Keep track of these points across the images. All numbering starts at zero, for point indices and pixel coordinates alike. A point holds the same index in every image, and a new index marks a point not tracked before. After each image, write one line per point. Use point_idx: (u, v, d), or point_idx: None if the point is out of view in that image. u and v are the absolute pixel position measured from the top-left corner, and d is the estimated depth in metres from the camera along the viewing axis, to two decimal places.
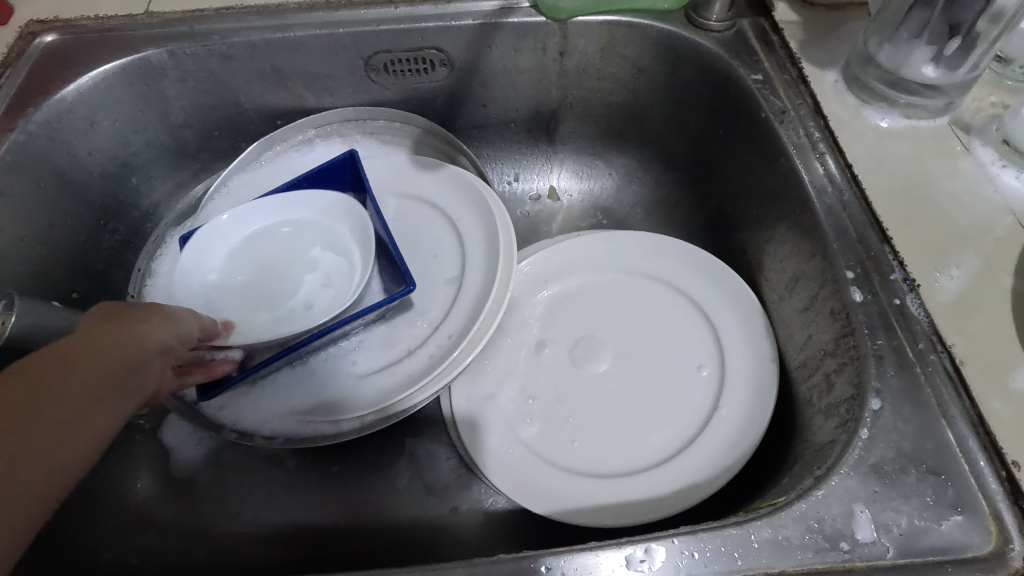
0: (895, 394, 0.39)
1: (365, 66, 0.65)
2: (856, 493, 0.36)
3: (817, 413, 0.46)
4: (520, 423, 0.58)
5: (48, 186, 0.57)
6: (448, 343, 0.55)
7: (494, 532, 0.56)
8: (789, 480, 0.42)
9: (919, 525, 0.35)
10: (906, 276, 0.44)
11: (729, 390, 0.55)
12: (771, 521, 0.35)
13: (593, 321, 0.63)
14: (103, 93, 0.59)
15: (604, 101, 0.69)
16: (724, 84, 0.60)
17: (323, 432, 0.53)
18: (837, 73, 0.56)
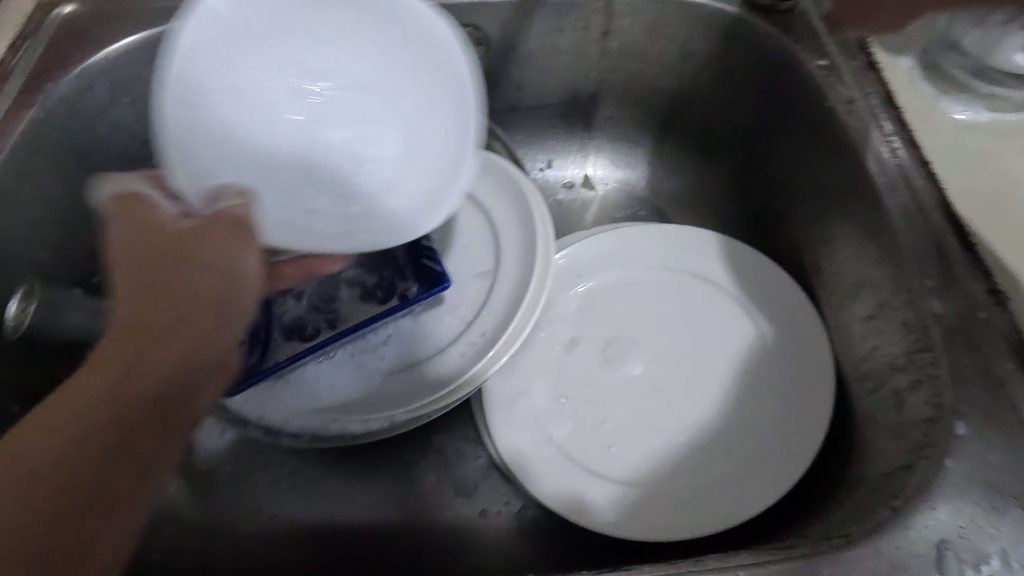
0: (982, 418, 0.36)
1: None
2: (940, 529, 0.33)
3: (886, 432, 0.42)
4: (552, 421, 0.54)
5: (67, 167, 0.54)
6: (481, 342, 0.52)
7: (526, 538, 0.54)
8: (856, 506, 0.39)
9: (1015, 567, 0.32)
10: (992, 288, 0.40)
11: (782, 399, 0.52)
12: (845, 558, 0.33)
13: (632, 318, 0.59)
14: (124, 68, 0.56)
15: (648, 85, 0.65)
16: (783, 68, 0.55)
17: (351, 431, 0.50)
18: (912, 58, 0.52)
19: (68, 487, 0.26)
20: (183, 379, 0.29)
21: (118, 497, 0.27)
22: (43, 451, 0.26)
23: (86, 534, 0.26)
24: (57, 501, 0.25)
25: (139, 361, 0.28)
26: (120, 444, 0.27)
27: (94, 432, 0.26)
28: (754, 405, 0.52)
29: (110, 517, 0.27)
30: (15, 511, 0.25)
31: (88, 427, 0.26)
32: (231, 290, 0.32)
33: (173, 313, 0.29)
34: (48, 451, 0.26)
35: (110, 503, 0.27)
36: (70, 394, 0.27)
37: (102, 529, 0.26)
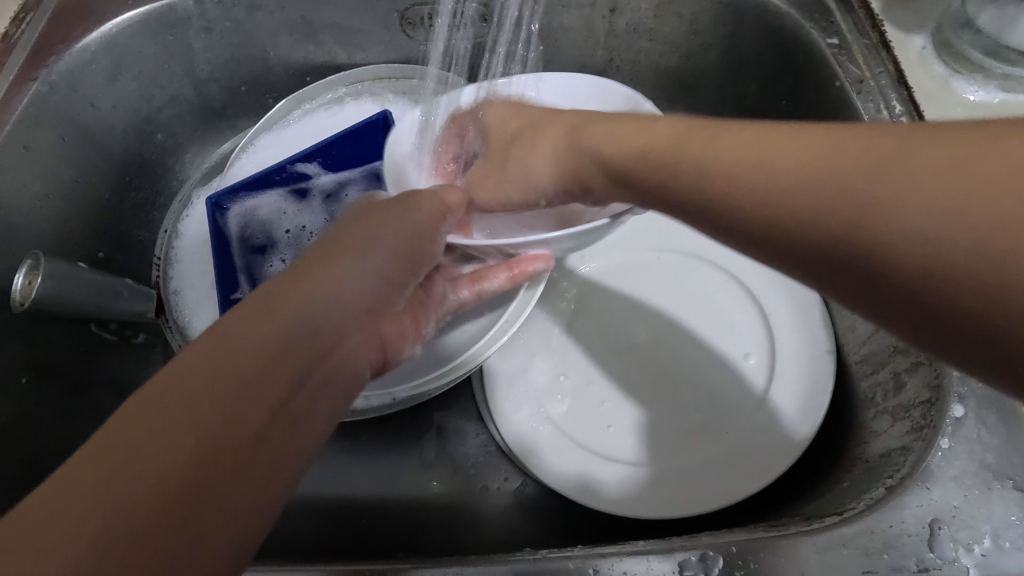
0: (980, 401, 0.36)
1: (400, 20, 0.61)
2: (933, 508, 0.33)
3: (883, 414, 0.43)
4: (551, 399, 0.54)
5: (73, 142, 0.55)
6: (482, 320, 0.52)
7: (525, 514, 0.55)
8: (850, 487, 0.39)
9: (1005, 547, 0.32)
10: None
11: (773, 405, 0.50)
12: (835, 534, 0.33)
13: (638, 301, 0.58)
14: (126, 43, 0.56)
15: (654, 64, 0.64)
16: (791, 47, 0.54)
17: (352, 406, 0.50)
18: (924, 37, 0.52)
19: (214, 423, 0.24)
20: (319, 346, 0.29)
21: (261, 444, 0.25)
22: (207, 392, 0.24)
23: (219, 471, 0.23)
24: (207, 436, 0.23)
25: (297, 323, 0.28)
26: (260, 387, 0.26)
27: (235, 379, 0.25)
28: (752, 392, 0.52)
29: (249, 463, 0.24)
30: (138, 436, 0.22)
31: (241, 370, 0.25)
32: (376, 289, 0.33)
33: (316, 292, 0.30)
34: (199, 386, 0.24)
35: (262, 449, 0.25)
36: (235, 337, 0.26)
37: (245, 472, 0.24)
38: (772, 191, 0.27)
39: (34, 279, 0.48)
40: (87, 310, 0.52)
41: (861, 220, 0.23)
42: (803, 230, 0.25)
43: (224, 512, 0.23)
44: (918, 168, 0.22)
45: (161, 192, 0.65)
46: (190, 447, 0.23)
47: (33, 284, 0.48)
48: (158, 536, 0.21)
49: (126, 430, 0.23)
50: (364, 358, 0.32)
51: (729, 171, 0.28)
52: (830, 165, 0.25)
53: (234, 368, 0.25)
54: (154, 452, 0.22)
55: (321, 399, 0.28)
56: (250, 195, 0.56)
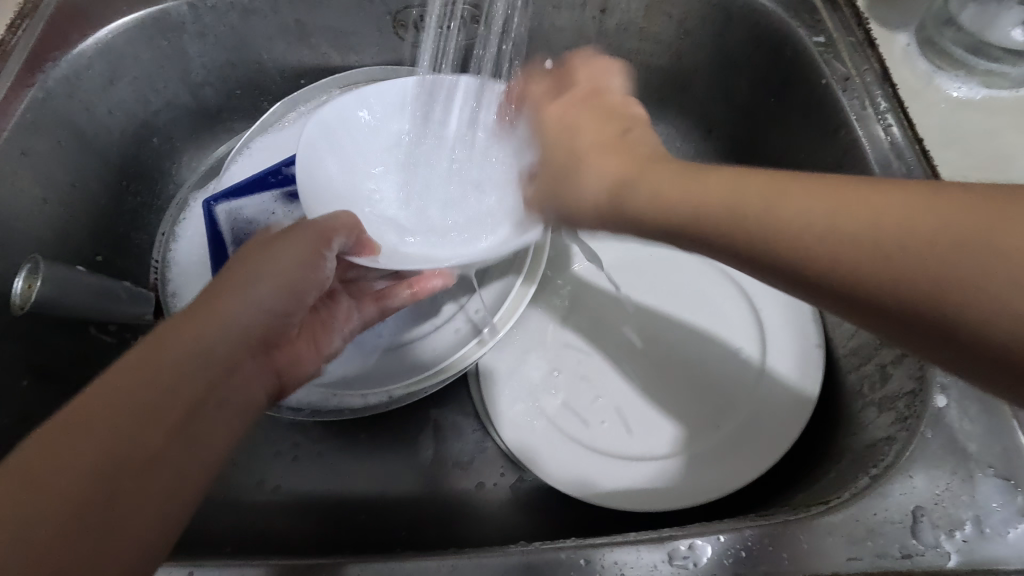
0: (962, 391, 0.37)
1: (393, 22, 0.61)
2: (916, 496, 0.34)
3: (870, 405, 0.43)
4: (545, 395, 0.55)
5: (70, 146, 0.55)
6: (477, 318, 0.53)
7: (521, 509, 0.56)
8: (838, 477, 0.40)
9: (986, 533, 0.33)
10: None
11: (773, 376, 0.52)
12: (821, 522, 0.34)
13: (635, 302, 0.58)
14: (122, 48, 0.56)
15: (645, 63, 0.64)
16: (780, 45, 0.55)
17: (350, 405, 0.51)
18: (909, 35, 0.52)
19: (112, 459, 0.28)
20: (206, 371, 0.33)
21: (152, 465, 0.30)
22: (104, 430, 0.29)
23: (109, 498, 0.28)
24: (103, 467, 0.28)
25: (195, 352, 0.33)
26: (152, 407, 0.30)
27: (130, 418, 0.30)
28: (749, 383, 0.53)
29: (145, 487, 0.29)
30: (36, 475, 0.27)
31: (136, 410, 0.30)
32: (266, 317, 0.37)
33: (204, 325, 0.34)
34: (96, 425, 0.29)
35: (157, 471, 0.30)
36: (146, 368, 0.31)
37: (146, 490, 0.29)
38: (843, 251, 0.28)
39: (34, 282, 0.48)
40: (85, 313, 0.52)
41: (938, 285, 0.25)
42: (883, 289, 0.27)
43: (126, 524, 0.28)
44: (1000, 238, 0.24)
45: (158, 195, 0.65)
46: (81, 486, 0.28)
47: (32, 288, 0.48)
48: (76, 537, 0.27)
49: (31, 468, 0.27)
50: (240, 386, 0.36)
51: (793, 227, 0.29)
52: (892, 222, 0.27)
53: (135, 409, 0.30)
54: (79, 469, 0.28)
55: (213, 418, 0.33)
56: (241, 197, 0.56)
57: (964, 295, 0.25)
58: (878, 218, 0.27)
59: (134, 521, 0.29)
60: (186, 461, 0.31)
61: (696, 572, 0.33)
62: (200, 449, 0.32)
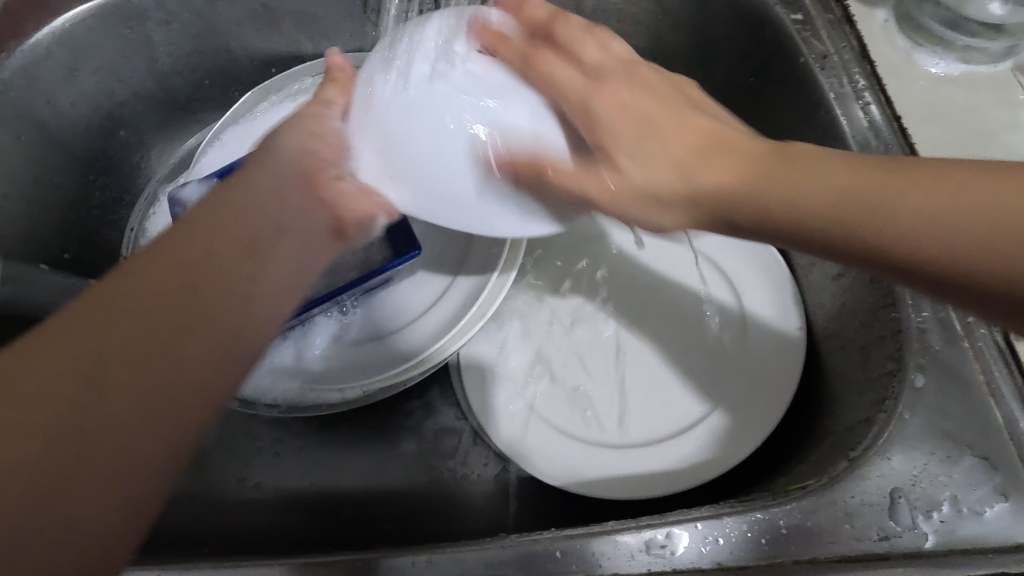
0: (939, 370, 0.37)
1: (363, 7, 0.60)
2: (894, 478, 0.34)
3: (850, 387, 0.43)
4: (528, 384, 0.54)
5: (31, 140, 0.54)
6: (455, 309, 0.52)
7: (506, 499, 0.55)
8: (819, 460, 0.40)
9: (964, 513, 0.33)
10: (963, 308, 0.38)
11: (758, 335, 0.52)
12: (801, 506, 0.33)
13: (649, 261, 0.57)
14: (83, 38, 0.54)
15: None
16: (756, 23, 0.53)
17: (327, 400, 0.50)
18: (887, 11, 0.52)
19: (97, 339, 0.26)
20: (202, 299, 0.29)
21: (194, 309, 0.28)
22: (122, 311, 0.27)
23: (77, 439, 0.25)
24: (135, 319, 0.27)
25: (240, 284, 0.30)
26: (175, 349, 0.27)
27: (140, 299, 0.28)
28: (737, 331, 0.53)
29: (137, 365, 0.27)
30: (26, 372, 0.25)
31: (145, 285, 0.28)
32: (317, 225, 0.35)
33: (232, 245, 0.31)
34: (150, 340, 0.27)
35: (215, 318, 0.29)
36: (126, 297, 0.28)
37: (185, 343, 0.28)
38: (852, 235, 0.33)
39: None
40: None
41: (844, 227, 0.33)
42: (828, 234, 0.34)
43: (157, 396, 0.27)
44: (942, 209, 0.31)
45: (129, 189, 0.63)
46: (103, 364, 0.26)
47: None
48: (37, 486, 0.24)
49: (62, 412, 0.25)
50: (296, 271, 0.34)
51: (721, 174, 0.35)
52: (829, 198, 0.33)
53: (181, 280, 0.29)
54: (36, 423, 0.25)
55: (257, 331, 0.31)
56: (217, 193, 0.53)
57: (936, 252, 0.31)
58: (874, 196, 0.32)
59: (158, 401, 0.27)
60: (227, 323, 0.29)
61: (674, 561, 0.33)
62: (222, 316, 0.29)
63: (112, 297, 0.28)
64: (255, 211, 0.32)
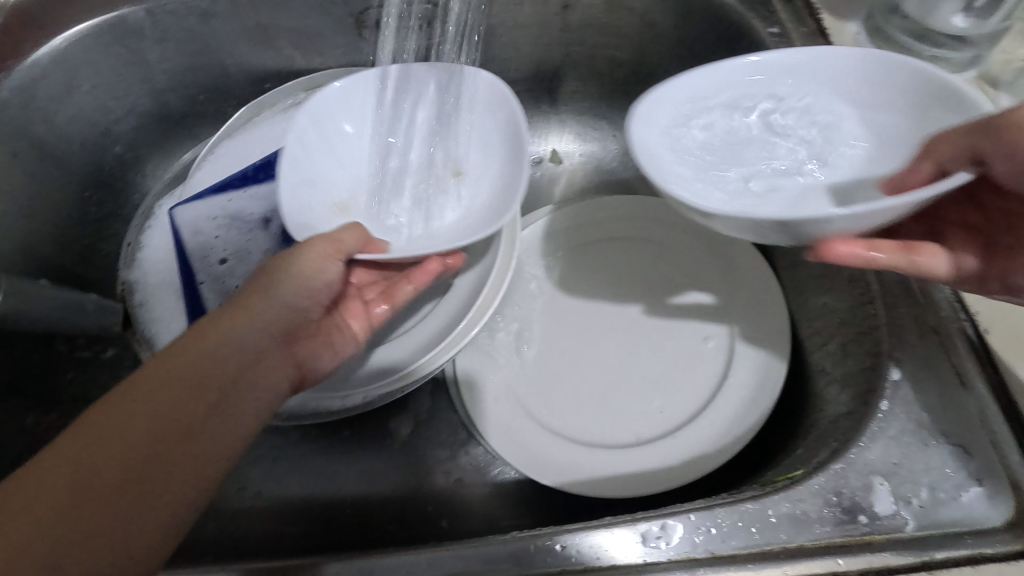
0: (915, 363, 0.39)
1: (355, 24, 0.60)
2: (875, 467, 0.36)
3: (833, 382, 0.46)
4: (522, 390, 0.55)
5: (27, 158, 0.54)
6: (451, 318, 0.53)
7: (503, 500, 0.56)
8: (806, 451, 0.42)
9: (941, 498, 0.35)
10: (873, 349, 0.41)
11: (747, 337, 0.53)
12: (789, 495, 0.35)
13: (603, 267, 0.60)
14: (79, 57, 0.56)
15: (608, 58, 0.65)
16: (736, 37, 0.55)
17: (328, 408, 0.51)
18: (859, 23, 0.55)
19: (100, 479, 0.29)
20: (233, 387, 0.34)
21: (186, 426, 0.31)
22: (85, 462, 0.29)
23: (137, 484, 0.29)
24: (142, 440, 0.30)
25: (223, 350, 0.35)
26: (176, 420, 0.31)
27: (87, 456, 0.29)
28: (725, 334, 0.55)
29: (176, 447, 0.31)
30: (118, 431, 0.30)
31: (148, 405, 0.31)
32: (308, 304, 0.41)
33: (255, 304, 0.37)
34: (94, 449, 0.29)
35: (175, 450, 0.31)
36: (128, 411, 0.31)
37: (133, 504, 0.29)
38: None
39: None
40: (54, 324, 0.52)
41: None
42: None
43: (161, 477, 0.30)
44: None
45: (123, 205, 0.64)
46: (123, 471, 0.29)
47: None
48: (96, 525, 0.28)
49: (75, 458, 0.29)
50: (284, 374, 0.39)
51: None
52: None
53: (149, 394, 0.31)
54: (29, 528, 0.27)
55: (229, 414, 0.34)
56: (233, 191, 0.57)
57: None
58: None
59: (121, 546, 0.28)
60: (204, 449, 0.32)
61: (669, 551, 0.34)
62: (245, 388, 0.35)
63: (85, 441, 0.29)
64: (267, 276, 0.39)
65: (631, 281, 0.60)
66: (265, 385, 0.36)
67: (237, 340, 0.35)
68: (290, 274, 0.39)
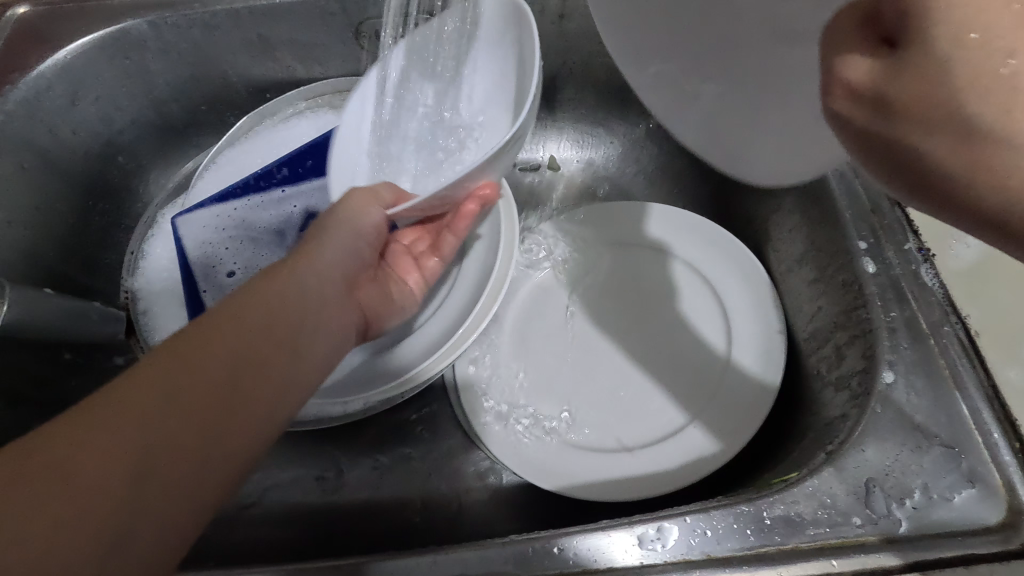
0: (908, 366, 0.40)
1: (355, 34, 0.60)
2: (868, 469, 0.36)
3: (828, 385, 0.46)
4: (522, 394, 0.56)
5: (33, 168, 0.55)
6: (451, 323, 0.53)
7: (503, 504, 0.56)
8: (802, 453, 0.42)
9: (934, 499, 0.35)
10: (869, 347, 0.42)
11: (743, 340, 0.53)
12: (783, 497, 0.35)
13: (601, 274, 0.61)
14: (84, 70, 0.57)
15: (605, 66, 0.65)
16: None
17: (329, 413, 0.52)
18: None
19: (198, 395, 0.27)
20: (308, 319, 0.35)
21: (268, 363, 0.31)
22: (195, 381, 0.28)
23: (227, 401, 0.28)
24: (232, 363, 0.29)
25: (304, 288, 0.36)
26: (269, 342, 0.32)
27: (194, 374, 0.28)
28: (722, 337, 0.55)
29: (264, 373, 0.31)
30: (212, 351, 0.29)
31: (240, 345, 0.30)
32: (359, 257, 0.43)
33: (322, 252, 0.40)
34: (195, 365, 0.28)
35: (255, 384, 0.30)
36: (218, 336, 0.30)
37: (217, 445, 0.27)
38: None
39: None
40: (57, 332, 0.52)
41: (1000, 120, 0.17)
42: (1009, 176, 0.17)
43: (257, 403, 0.30)
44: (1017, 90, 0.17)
45: (127, 214, 0.65)
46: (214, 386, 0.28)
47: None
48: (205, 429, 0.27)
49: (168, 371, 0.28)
50: (346, 322, 0.40)
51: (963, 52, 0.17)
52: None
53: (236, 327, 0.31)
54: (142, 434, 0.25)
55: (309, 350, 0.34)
56: (235, 200, 0.58)
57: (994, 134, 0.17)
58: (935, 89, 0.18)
59: (197, 485, 0.27)
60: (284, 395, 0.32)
61: (665, 553, 0.34)
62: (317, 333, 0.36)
63: (183, 362, 0.28)
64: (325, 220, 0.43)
65: (630, 287, 0.60)
66: (327, 333, 0.37)
67: (320, 286, 0.38)
68: (348, 240, 0.42)
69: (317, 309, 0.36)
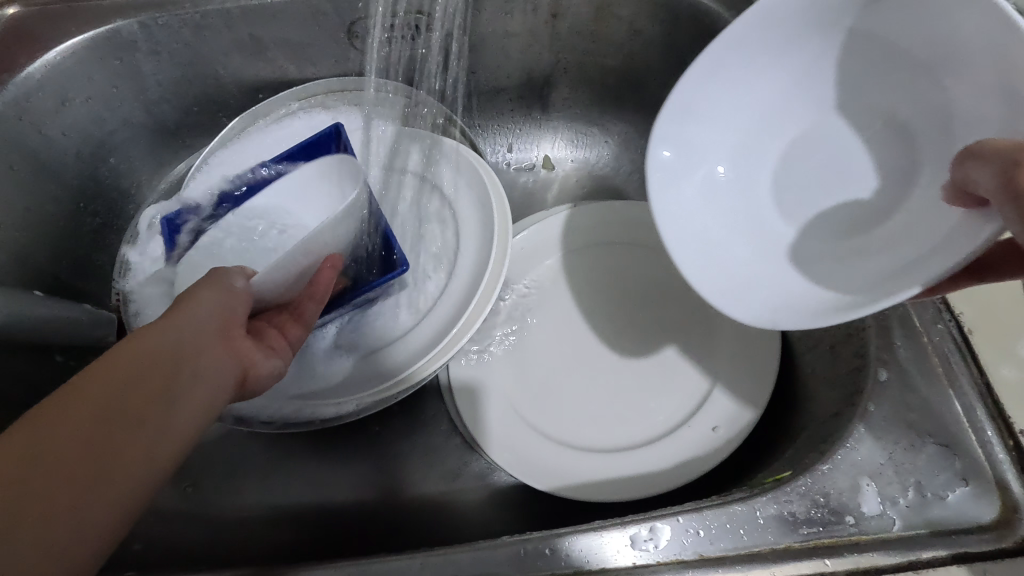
0: (902, 364, 0.39)
1: (347, 34, 0.60)
2: (861, 467, 0.36)
3: (822, 383, 0.46)
4: (516, 395, 0.55)
5: (22, 170, 0.55)
6: (444, 322, 0.53)
7: (498, 505, 0.56)
8: (795, 452, 0.42)
9: (928, 497, 0.35)
10: (863, 347, 0.41)
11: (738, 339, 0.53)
12: (776, 497, 0.35)
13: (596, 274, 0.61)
14: (73, 70, 0.56)
15: (599, 65, 0.65)
16: None
17: (322, 415, 0.51)
18: None
19: (48, 462, 0.27)
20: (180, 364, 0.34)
21: (142, 416, 0.31)
22: (45, 447, 0.27)
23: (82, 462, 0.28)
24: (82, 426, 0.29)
25: (173, 336, 0.34)
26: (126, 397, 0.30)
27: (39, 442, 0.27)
28: (716, 336, 0.55)
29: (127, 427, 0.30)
30: (59, 418, 0.28)
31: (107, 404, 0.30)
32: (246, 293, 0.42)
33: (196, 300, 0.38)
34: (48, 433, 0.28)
35: (116, 441, 0.29)
36: (64, 402, 0.29)
37: (77, 504, 0.27)
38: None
39: None
40: (47, 334, 0.52)
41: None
42: None
43: (122, 458, 0.29)
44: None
45: (118, 215, 0.64)
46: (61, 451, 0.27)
47: None
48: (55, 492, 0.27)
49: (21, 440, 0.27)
50: (233, 363, 0.38)
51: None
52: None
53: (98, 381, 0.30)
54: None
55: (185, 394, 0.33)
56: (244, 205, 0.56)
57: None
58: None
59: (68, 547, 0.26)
60: (155, 445, 0.31)
61: (658, 554, 0.34)
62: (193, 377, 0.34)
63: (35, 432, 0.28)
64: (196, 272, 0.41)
65: (625, 287, 0.60)
66: (211, 377, 0.35)
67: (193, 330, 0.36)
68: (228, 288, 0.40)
69: (199, 354, 0.35)
